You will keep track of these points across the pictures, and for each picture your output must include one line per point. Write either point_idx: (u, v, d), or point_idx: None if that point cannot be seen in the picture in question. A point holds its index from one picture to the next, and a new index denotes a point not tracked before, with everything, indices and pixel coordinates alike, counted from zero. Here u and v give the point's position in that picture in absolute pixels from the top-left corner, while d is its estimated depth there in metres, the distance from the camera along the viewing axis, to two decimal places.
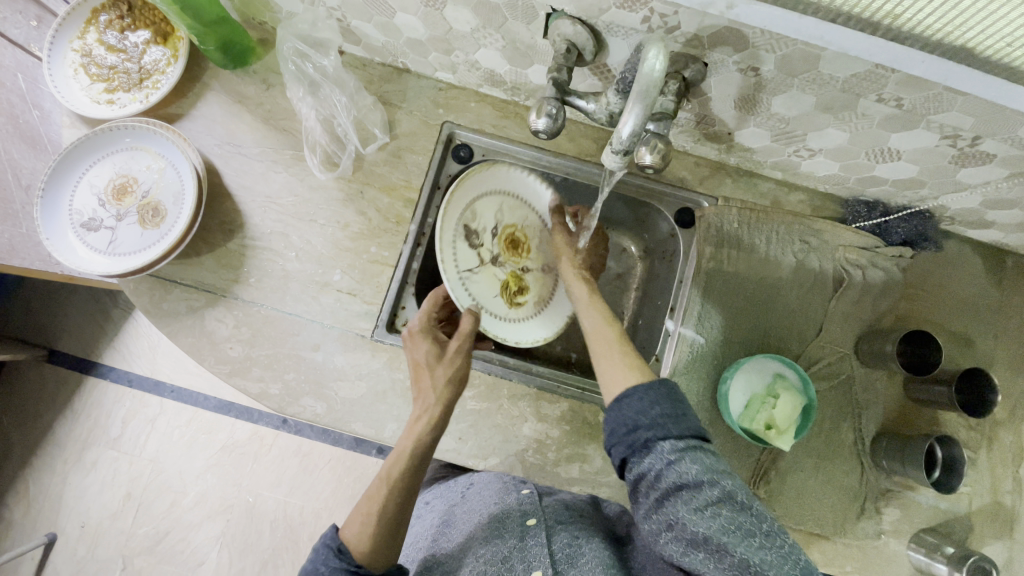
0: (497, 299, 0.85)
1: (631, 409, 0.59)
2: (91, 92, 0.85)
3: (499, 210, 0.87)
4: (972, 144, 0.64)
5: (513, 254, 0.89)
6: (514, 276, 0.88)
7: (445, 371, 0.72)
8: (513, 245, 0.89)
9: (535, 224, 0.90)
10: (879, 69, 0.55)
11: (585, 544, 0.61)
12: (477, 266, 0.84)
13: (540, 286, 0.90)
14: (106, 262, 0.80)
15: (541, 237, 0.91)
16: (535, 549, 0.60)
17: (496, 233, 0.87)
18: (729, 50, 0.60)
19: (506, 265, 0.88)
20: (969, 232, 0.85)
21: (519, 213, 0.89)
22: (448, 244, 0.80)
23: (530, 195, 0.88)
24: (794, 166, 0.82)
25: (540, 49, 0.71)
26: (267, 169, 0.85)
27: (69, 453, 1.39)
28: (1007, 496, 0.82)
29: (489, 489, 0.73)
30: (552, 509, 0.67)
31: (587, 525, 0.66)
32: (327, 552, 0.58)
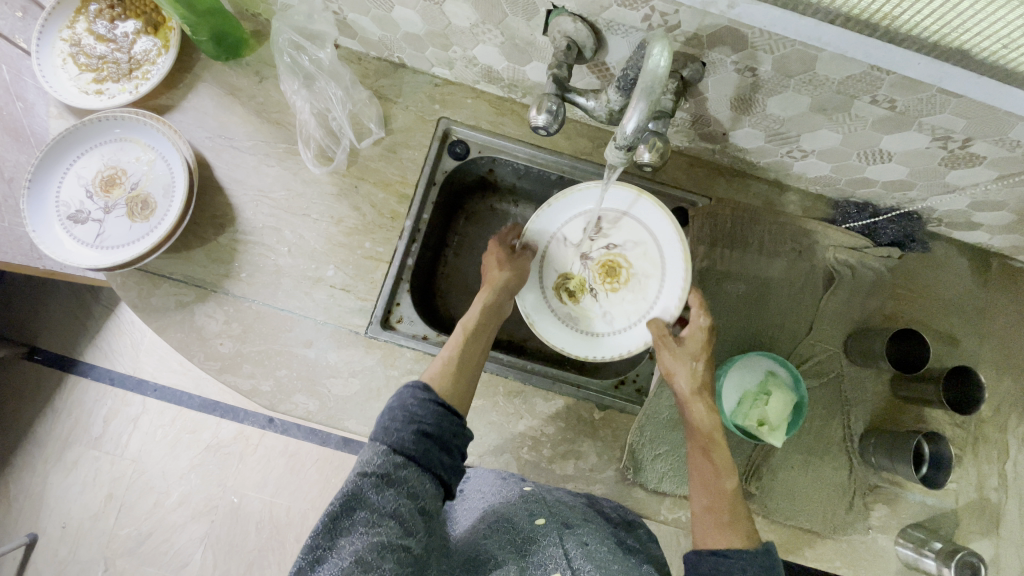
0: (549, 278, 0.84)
1: (727, 573, 0.60)
2: (78, 82, 0.83)
3: (636, 241, 0.82)
4: (962, 146, 0.65)
5: (607, 278, 0.83)
6: (581, 279, 0.84)
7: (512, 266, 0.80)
8: (611, 271, 0.83)
9: (646, 293, 0.81)
10: (875, 70, 0.56)
11: (595, 546, 0.60)
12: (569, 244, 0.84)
13: (584, 312, 0.83)
14: (93, 255, 0.78)
15: (639, 298, 0.82)
16: (549, 549, 0.59)
17: (609, 248, 0.83)
18: (727, 50, 0.61)
19: (590, 266, 0.84)
20: (955, 234, 0.87)
21: (647, 265, 0.81)
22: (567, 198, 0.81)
23: (668, 253, 0.79)
24: (787, 167, 0.83)
25: (539, 46, 0.71)
26: (260, 163, 0.83)
27: (49, 453, 1.35)
28: (991, 492, 0.84)
29: (493, 488, 0.71)
30: (557, 509, 0.66)
31: (593, 527, 0.64)
32: (413, 388, 0.63)
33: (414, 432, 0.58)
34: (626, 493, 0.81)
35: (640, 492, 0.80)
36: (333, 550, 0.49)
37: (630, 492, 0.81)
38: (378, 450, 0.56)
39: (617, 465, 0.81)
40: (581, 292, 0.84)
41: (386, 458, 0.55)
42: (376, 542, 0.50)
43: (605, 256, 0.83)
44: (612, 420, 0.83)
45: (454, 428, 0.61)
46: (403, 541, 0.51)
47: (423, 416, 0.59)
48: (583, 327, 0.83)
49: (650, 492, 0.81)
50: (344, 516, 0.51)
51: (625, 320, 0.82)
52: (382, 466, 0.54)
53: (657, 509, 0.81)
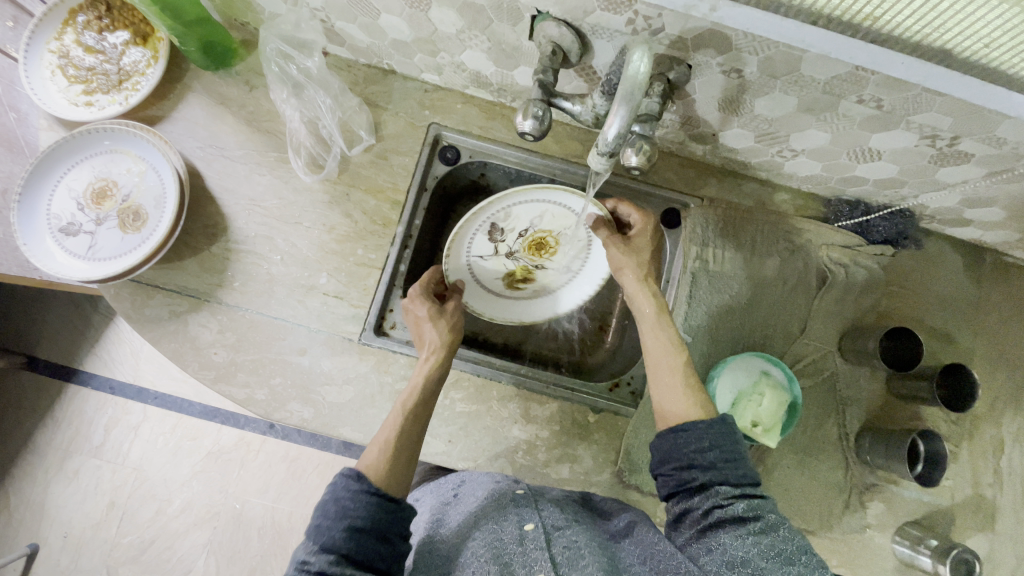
0: (498, 281, 0.90)
1: (687, 445, 0.61)
2: (69, 94, 0.83)
3: (537, 215, 0.86)
4: (950, 144, 0.65)
5: (535, 251, 0.88)
6: (524, 268, 0.89)
7: (445, 322, 0.78)
8: (539, 246, 0.88)
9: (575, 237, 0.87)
10: (859, 71, 0.56)
11: (583, 546, 0.60)
12: (489, 254, 0.88)
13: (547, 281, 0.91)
14: (86, 267, 0.78)
15: (574, 245, 0.88)
16: (535, 553, 0.59)
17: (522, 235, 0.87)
18: (712, 53, 0.61)
19: (521, 257, 0.88)
20: (948, 230, 0.87)
21: (562, 222, 0.86)
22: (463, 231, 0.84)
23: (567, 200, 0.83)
24: (777, 166, 0.83)
25: (526, 51, 0.71)
26: (251, 172, 0.84)
27: (50, 462, 1.36)
28: (987, 488, 0.84)
29: (485, 489, 0.71)
30: (547, 510, 0.66)
31: (582, 526, 0.64)
32: (347, 478, 0.61)
33: (346, 527, 0.56)
34: (621, 495, 0.81)
35: (635, 494, 0.80)
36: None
37: (626, 494, 0.81)
38: (310, 551, 0.55)
39: (612, 467, 0.81)
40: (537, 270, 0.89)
41: (321, 557, 0.54)
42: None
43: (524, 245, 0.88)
44: (606, 422, 0.83)
45: (390, 513, 0.59)
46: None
47: (356, 510, 0.58)
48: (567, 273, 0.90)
49: (645, 494, 0.81)
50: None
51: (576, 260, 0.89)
52: (318, 564, 0.54)
53: (653, 511, 0.81)
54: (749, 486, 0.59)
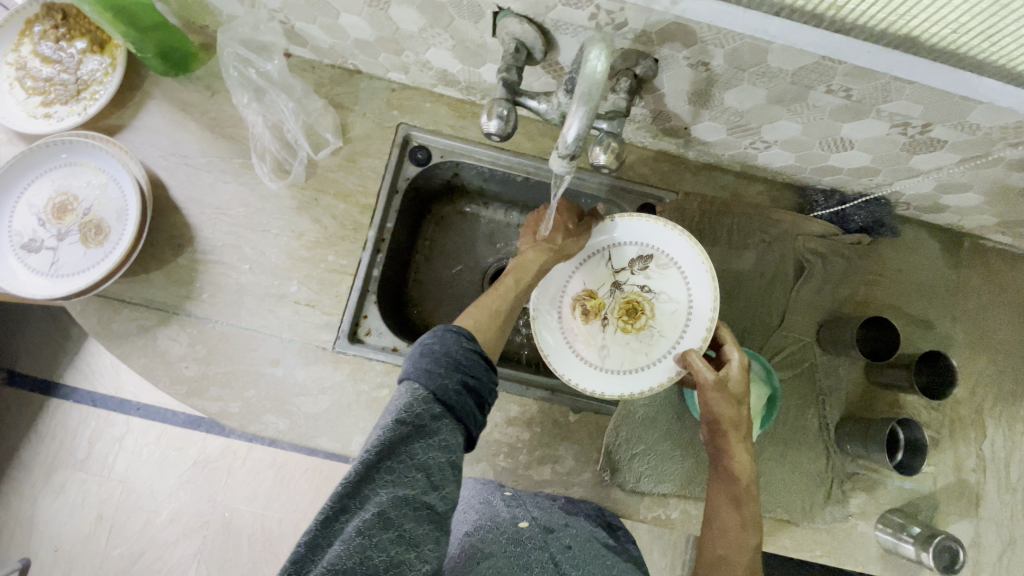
0: (572, 285, 0.80)
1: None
2: (26, 107, 0.80)
3: (672, 301, 0.76)
4: (922, 131, 0.65)
5: (626, 317, 0.79)
6: (601, 309, 0.79)
7: (571, 242, 0.77)
8: (632, 313, 0.78)
9: (659, 342, 0.76)
10: (826, 60, 0.55)
11: (575, 546, 0.68)
12: (609, 266, 0.80)
13: (588, 339, 0.78)
14: (48, 285, 0.76)
15: (651, 344, 0.77)
16: (538, 556, 0.66)
17: (639, 288, 0.79)
18: (678, 46, 0.60)
19: (615, 295, 0.80)
20: (924, 217, 0.87)
21: (671, 317, 0.76)
22: (632, 227, 0.77)
23: (696, 324, 0.74)
24: (752, 158, 0.81)
25: (490, 48, 0.69)
26: (216, 180, 0.81)
27: (36, 477, 1.34)
28: (968, 473, 0.84)
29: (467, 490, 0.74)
30: (536, 510, 0.71)
31: (570, 523, 0.71)
32: (455, 338, 0.58)
33: (457, 383, 0.54)
34: (604, 494, 0.80)
35: (618, 493, 0.80)
36: (361, 504, 0.46)
37: (609, 493, 0.80)
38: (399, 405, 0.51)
39: (594, 467, 0.81)
40: (593, 315, 0.79)
41: (426, 405, 0.51)
42: (402, 494, 0.47)
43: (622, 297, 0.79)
44: (587, 422, 0.82)
45: (489, 386, 0.58)
46: (429, 499, 0.48)
47: (466, 370, 0.56)
48: (579, 347, 0.77)
49: (628, 493, 0.80)
50: (375, 466, 0.47)
51: (619, 363, 0.76)
52: (420, 413, 0.50)
53: (636, 509, 0.80)
54: None
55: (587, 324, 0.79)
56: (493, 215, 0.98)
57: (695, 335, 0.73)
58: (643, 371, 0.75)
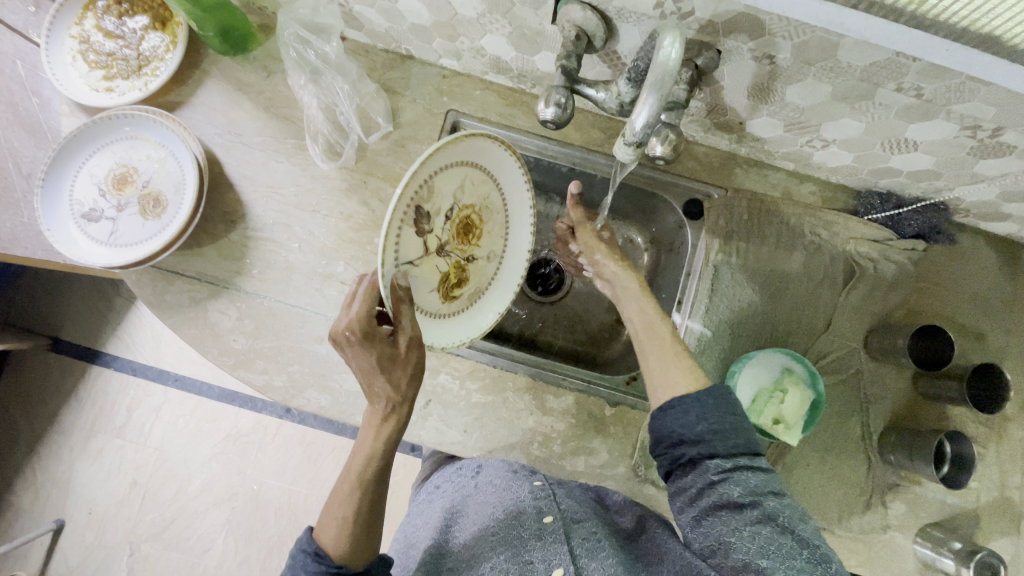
0: (433, 295, 0.70)
1: (674, 419, 0.61)
2: (89, 80, 0.83)
3: (460, 186, 0.68)
4: (992, 136, 0.62)
5: (462, 237, 0.71)
6: (458, 268, 0.72)
7: (403, 370, 0.63)
8: (466, 231, 0.72)
9: (495, 206, 0.74)
10: (900, 57, 0.54)
11: (601, 538, 0.65)
12: (420, 257, 0.65)
13: (481, 277, 0.76)
14: (108, 254, 0.79)
15: (496, 218, 0.75)
16: (554, 548, 0.63)
17: (449, 215, 0.67)
18: (744, 38, 0.59)
19: (450, 249, 0.70)
20: (983, 225, 0.84)
21: (483, 191, 0.71)
22: (393, 226, 0.58)
23: (505, 171, 0.72)
24: (806, 157, 0.80)
25: (548, 36, 0.69)
26: (269, 159, 0.83)
27: (75, 442, 1.43)
28: (1014, 491, 0.82)
29: (497, 477, 0.74)
30: (565, 504, 0.69)
31: (598, 521, 0.69)
32: (305, 558, 0.60)
33: None
34: (637, 489, 0.80)
35: (651, 489, 0.80)
36: None
37: (642, 489, 0.80)
38: None
39: (628, 461, 0.80)
40: (459, 272, 0.73)
41: None
42: None
43: (449, 232, 0.69)
44: (623, 416, 0.81)
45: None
46: None
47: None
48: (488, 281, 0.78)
49: (661, 489, 0.80)
50: None
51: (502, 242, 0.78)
52: None
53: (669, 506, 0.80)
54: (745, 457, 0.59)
55: (472, 278, 0.75)
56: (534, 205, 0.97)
57: (499, 168, 0.72)
58: (521, 232, 0.78)
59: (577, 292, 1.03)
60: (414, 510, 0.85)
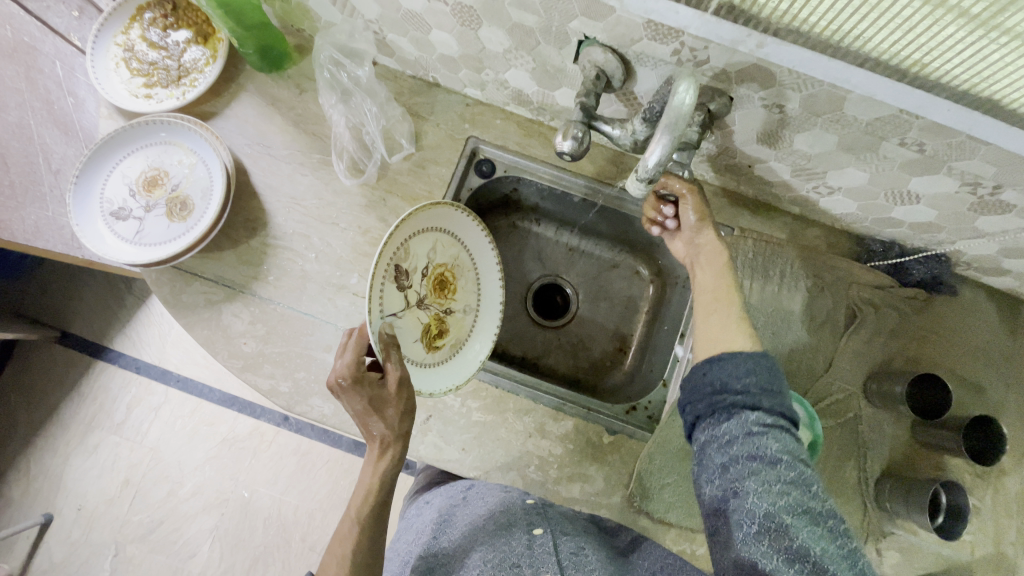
0: (417, 346, 0.75)
1: (723, 370, 0.59)
2: (130, 86, 0.88)
3: (432, 247, 0.76)
4: (992, 193, 0.65)
5: (439, 292, 0.78)
6: (437, 320, 0.78)
7: (394, 408, 0.66)
8: (441, 286, 0.78)
9: (465, 264, 0.81)
10: (904, 114, 0.57)
11: (589, 553, 0.68)
12: (401, 309, 0.73)
13: (459, 328, 0.81)
14: (131, 251, 0.82)
15: (469, 275, 0.82)
16: (544, 556, 0.67)
17: (425, 273, 0.75)
18: (755, 87, 0.62)
19: (428, 305, 0.77)
20: (985, 279, 0.85)
21: (452, 252, 0.79)
22: (376, 284, 0.67)
23: (472, 233, 0.80)
24: (813, 202, 0.83)
25: (569, 73, 0.73)
26: (294, 172, 0.86)
27: (73, 436, 1.44)
28: (1010, 546, 0.81)
29: (482, 490, 0.78)
30: (553, 516, 0.73)
31: (587, 535, 0.72)
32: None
33: None
34: (631, 521, 0.80)
35: (645, 521, 0.79)
36: None
37: (636, 520, 0.79)
38: None
39: (624, 490, 0.80)
40: (439, 324, 0.78)
41: None
42: None
43: (427, 287, 0.77)
44: (621, 445, 0.82)
45: None
46: None
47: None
48: (467, 333, 0.82)
49: (656, 521, 0.79)
50: None
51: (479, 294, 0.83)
52: None
53: (663, 539, 0.79)
54: (784, 421, 0.57)
55: (451, 329, 0.80)
56: (544, 231, 1.03)
57: (467, 231, 0.80)
58: (494, 285, 0.83)
59: (581, 318, 1.04)
60: (406, 524, 0.86)
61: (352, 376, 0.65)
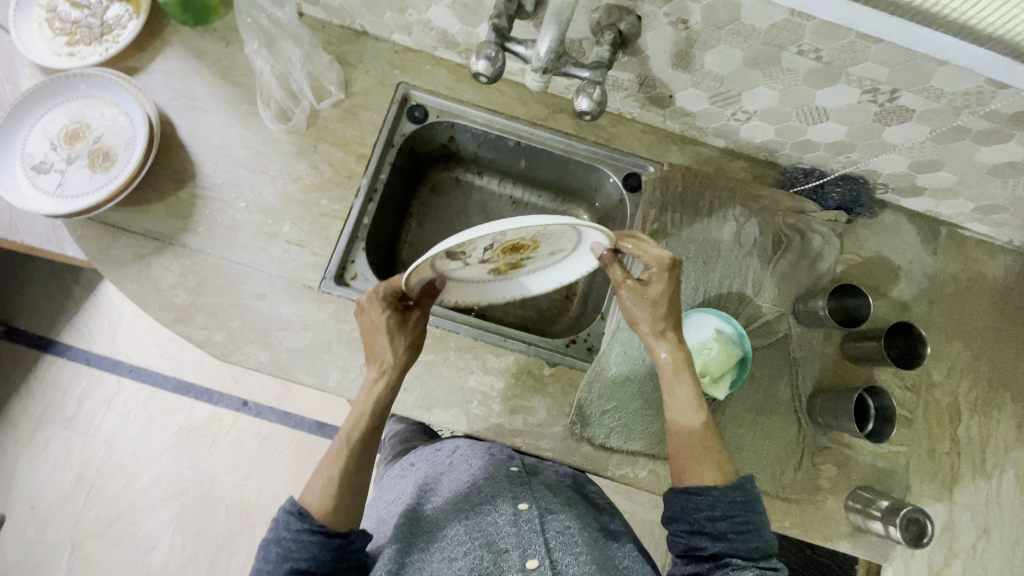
0: (480, 276, 0.74)
1: (699, 509, 0.62)
2: (51, 44, 0.86)
3: (500, 238, 0.60)
4: (891, 99, 0.67)
5: (512, 251, 0.67)
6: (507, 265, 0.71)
7: (404, 339, 0.72)
8: (515, 250, 0.66)
9: (557, 235, 0.64)
10: (795, 16, 0.59)
11: (573, 532, 0.65)
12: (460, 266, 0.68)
13: (540, 261, 0.73)
14: (53, 204, 0.80)
15: (559, 238, 0.65)
16: (530, 536, 0.63)
17: (491, 247, 0.64)
18: (658, 2, 0.64)
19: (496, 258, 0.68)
20: (903, 201, 0.89)
21: (533, 232, 0.61)
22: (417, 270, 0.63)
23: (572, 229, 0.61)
24: (734, 132, 0.85)
25: (487, 5, 0.74)
26: (222, 123, 0.86)
27: (21, 433, 1.39)
28: (941, 454, 0.85)
29: (477, 461, 0.74)
30: (540, 491, 0.71)
31: (574, 513, 0.69)
32: (288, 516, 0.62)
33: (289, 569, 0.58)
34: (574, 450, 0.80)
35: (587, 448, 0.80)
36: None
37: (578, 448, 0.80)
38: None
39: (566, 420, 0.81)
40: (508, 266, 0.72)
41: None
42: None
43: (496, 250, 0.65)
44: (561, 375, 0.83)
45: (337, 551, 0.61)
46: None
47: (298, 552, 0.59)
48: (551, 263, 0.74)
49: (597, 448, 0.80)
50: None
51: (570, 245, 0.69)
52: None
53: (605, 465, 0.80)
54: (759, 557, 0.61)
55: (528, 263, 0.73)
56: (486, 183, 1.04)
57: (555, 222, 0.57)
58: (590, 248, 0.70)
59: None
60: (386, 483, 0.85)
61: (374, 303, 0.71)
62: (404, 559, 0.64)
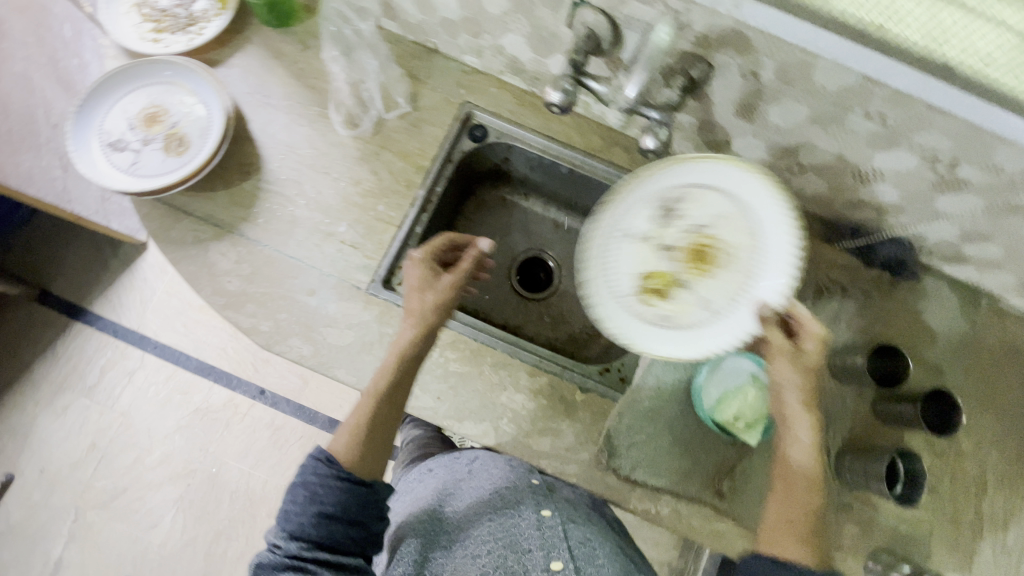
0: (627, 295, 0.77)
1: None
2: (139, 30, 0.90)
3: (717, 214, 0.74)
4: (950, 169, 0.69)
5: (699, 262, 0.75)
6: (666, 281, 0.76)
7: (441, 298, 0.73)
8: (700, 256, 0.76)
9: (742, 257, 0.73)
10: (866, 82, 0.61)
11: (594, 544, 0.68)
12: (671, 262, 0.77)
13: (682, 314, 0.75)
14: (124, 181, 0.83)
15: (740, 268, 0.73)
16: (553, 540, 0.67)
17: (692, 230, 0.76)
18: (732, 53, 0.66)
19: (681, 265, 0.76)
20: (946, 268, 0.89)
21: (740, 237, 0.73)
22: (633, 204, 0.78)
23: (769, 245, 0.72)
24: (786, 182, 0.87)
25: (562, 37, 0.77)
26: (291, 122, 0.89)
27: (42, 396, 1.42)
28: (965, 526, 0.84)
29: (499, 472, 0.77)
30: (561, 502, 0.74)
31: (588, 523, 0.72)
32: (316, 461, 0.66)
33: (315, 513, 0.63)
34: (597, 478, 0.81)
35: (612, 478, 0.80)
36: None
37: (603, 477, 0.81)
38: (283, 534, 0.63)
39: (593, 448, 0.82)
40: (669, 289, 0.76)
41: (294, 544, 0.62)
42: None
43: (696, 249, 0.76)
44: (593, 403, 0.83)
45: (363, 500, 0.65)
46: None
47: (325, 497, 0.64)
48: (681, 323, 0.74)
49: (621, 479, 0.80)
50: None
51: (730, 300, 0.73)
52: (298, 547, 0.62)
53: (627, 497, 0.80)
54: None
55: (671, 304, 0.75)
56: (532, 206, 1.07)
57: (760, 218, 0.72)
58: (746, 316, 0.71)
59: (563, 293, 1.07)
60: (404, 488, 0.87)
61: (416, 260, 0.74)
62: (428, 553, 0.69)
